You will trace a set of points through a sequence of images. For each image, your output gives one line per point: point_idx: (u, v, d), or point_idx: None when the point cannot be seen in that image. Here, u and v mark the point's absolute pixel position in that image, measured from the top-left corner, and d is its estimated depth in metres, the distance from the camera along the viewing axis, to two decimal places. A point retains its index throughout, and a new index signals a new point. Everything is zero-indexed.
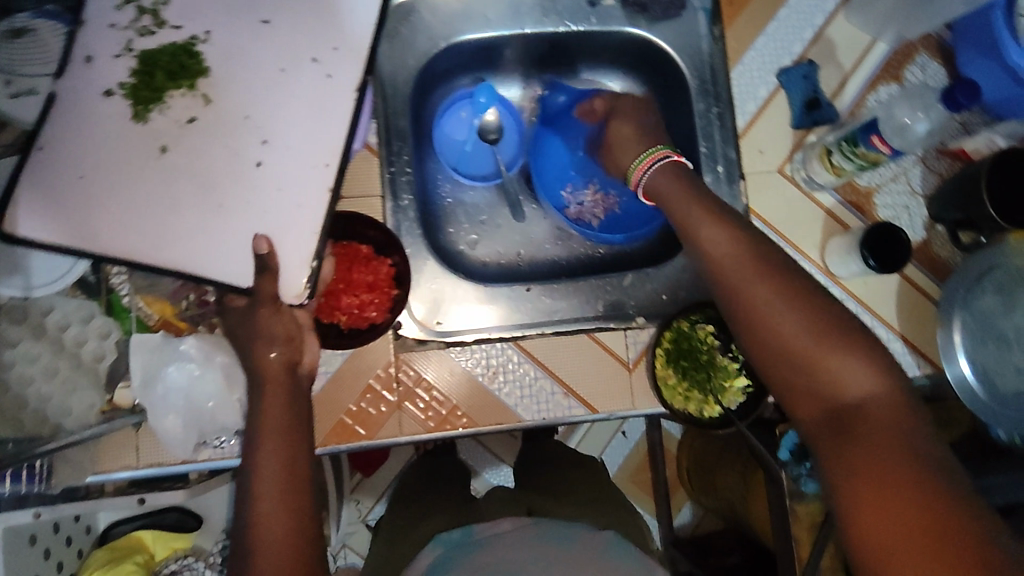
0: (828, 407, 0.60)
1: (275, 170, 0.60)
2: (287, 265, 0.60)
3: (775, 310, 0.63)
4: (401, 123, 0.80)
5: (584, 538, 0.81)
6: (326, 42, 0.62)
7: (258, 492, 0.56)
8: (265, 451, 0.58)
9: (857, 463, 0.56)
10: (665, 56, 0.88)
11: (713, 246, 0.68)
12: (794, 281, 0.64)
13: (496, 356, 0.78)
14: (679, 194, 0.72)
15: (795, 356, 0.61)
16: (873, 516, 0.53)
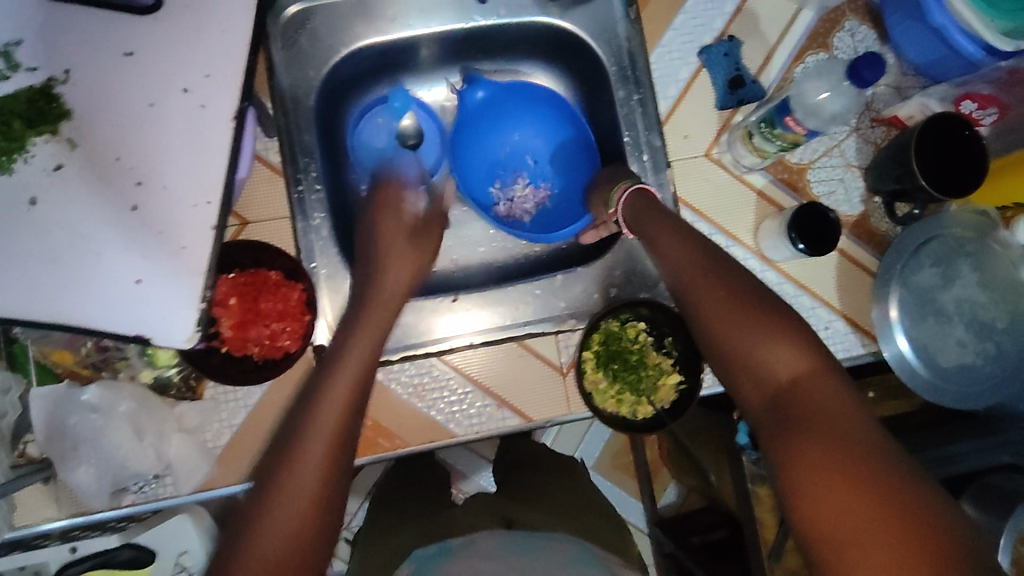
0: (767, 392, 0.57)
1: (152, 213, 0.58)
2: (175, 310, 0.58)
3: (719, 306, 0.61)
4: (307, 138, 0.77)
5: (551, 543, 0.75)
6: (197, 70, 0.59)
7: (303, 430, 0.57)
8: (339, 379, 0.61)
9: (802, 445, 0.51)
10: (583, 44, 0.84)
11: (668, 249, 0.67)
12: (744, 281, 0.62)
13: (426, 374, 0.76)
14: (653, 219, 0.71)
15: (733, 344, 0.59)
16: (817, 493, 0.48)
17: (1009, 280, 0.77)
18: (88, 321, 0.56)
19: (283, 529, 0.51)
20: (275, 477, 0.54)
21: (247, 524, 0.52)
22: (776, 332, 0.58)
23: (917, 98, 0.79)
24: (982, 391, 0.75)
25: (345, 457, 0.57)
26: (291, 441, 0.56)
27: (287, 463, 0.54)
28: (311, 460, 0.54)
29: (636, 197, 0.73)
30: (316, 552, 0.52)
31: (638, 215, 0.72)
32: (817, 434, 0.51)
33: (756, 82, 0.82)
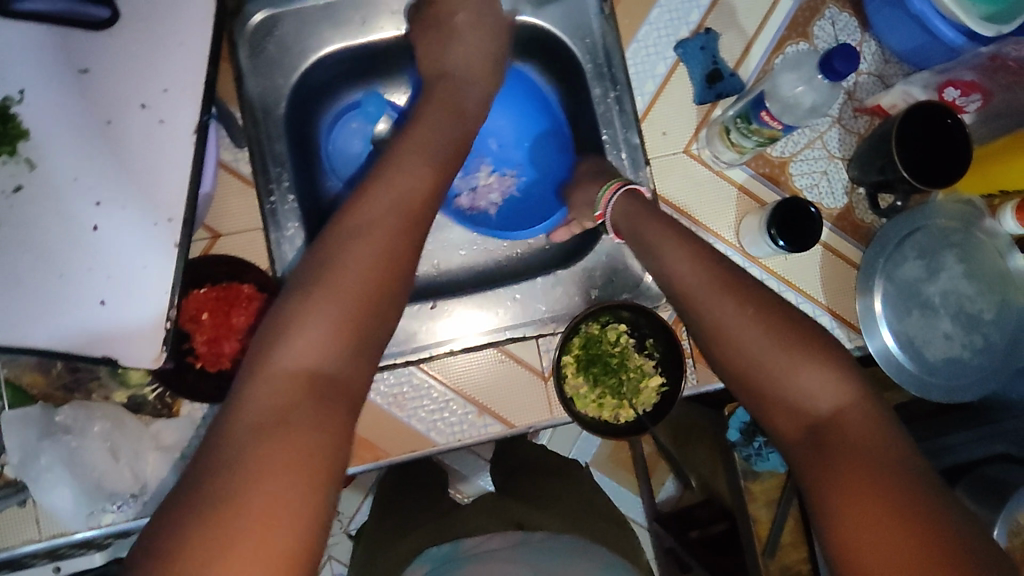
0: (806, 424, 0.54)
1: (112, 233, 0.57)
2: (140, 329, 0.57)
3: (738, 325, 0.58)
4: (278, 147, 0.75)
5: (578, 553, 0.74)
6: (155, 85, 0.58)
7: (349, 241, 0.57)
8: (391, 186, 0.61)
9: (842, 479, 0.49)
10: (559, 41, 0.81)
11: (678, 264, 0.64)
12: (747, 292, 0.60)
13: (405, 383, 0.76)
14: (648, 223, 0.68)
15: (764, 373, 0.56)
16: (861, 532, 0.46)
17: (995, 270, 0.76)
18: (52, 344, 0.56)
19: (319, 341, 0.51)
20: (320, 271, 0.55)
21: (286, 316, 0.52)
22: (810, 359, 0.55)
23: (900, 86, 0.77)
24: (970, 384, 0.74)
25: (391, 296, 0.56)
26: (334, 248, 0.56)
27: (331, 270, 0.55)
28: (355, 281, 0.54)
29: (629, 198, 0.71)
30: (349, 367, 0.52)
31: (636, 219, 0.69)
32: (859, 470, 0.48)
33: (734, 74, 0.81)
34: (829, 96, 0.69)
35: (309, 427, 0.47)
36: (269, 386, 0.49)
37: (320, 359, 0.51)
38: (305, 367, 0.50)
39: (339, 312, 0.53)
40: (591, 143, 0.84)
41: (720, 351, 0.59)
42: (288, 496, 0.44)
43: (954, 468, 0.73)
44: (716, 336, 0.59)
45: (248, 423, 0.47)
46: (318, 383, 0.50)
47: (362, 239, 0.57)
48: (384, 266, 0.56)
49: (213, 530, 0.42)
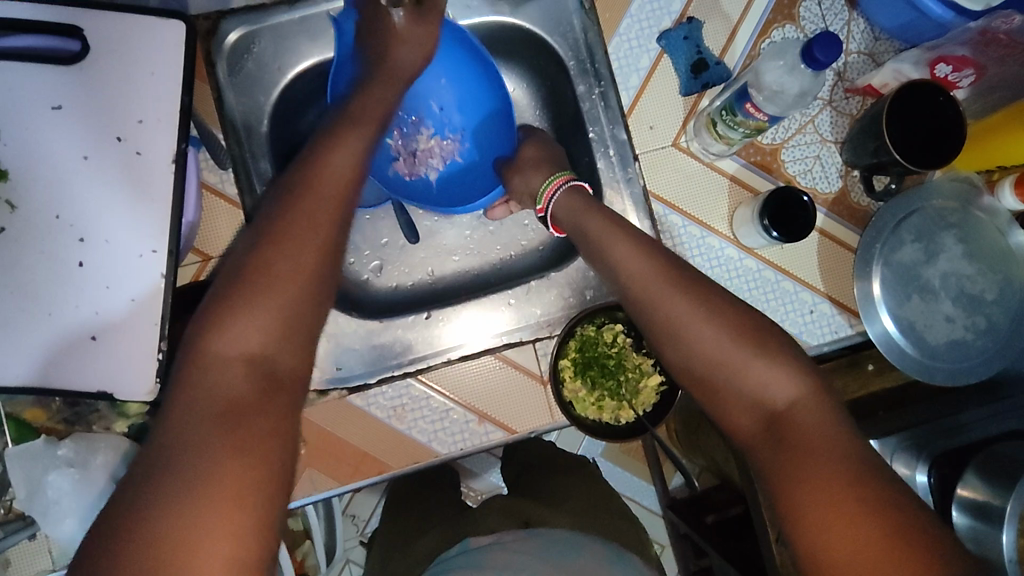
0: (758, 416, 0.57)
1: (99, 267, 0.59)
2: (133, 359, 0.60)
3: (694, 323, 0.60)
4: (264, 166, 0.75)
5: (590, 544, 0.73)
6: (129, 117, 0.61)
7: (286, 222, 0.55)
8: (332, 161, 0.59)
9: (802, 475, 0.51)
10: (539, 39, 0.80)
11: (632, 269, 0.64)
12: (709, 292, 0.61)
13: (403, 395, 0.75)
14: (591, 220, 0.69)
15: (718, 372, 0.58)
16: (817, 514, 0.49)
17: (996, 248, 0.75)
18: (51, 380, 0.59)
19: (259, 330, 0.51)
20: (261, 255, 0.53)
21: (224, 301, 0.51)
22: (757, 355, 0.57)
23: (890, 65, 0.75)
24: (975, 366, 0.73)
25: (328, 277, 0.55)
26: (272, 231, 0.54)
27: (270, 254, 0.53)
28: (295, 267, 0.53)
29: (574, 193, 0.72)
30: (288, 341, 0.52)
31: (583, 217, 0.70)
32: (806, 456, 0.52)
33: (719, 63, 0.79)
34: (813, 83, 0.70)
35: (254, 421, 0.47)
36: (213, 377, 0.48)
37: (262, 337, 0.50)
38: (246, 354, 0.50)
39: (276, 300, 0.52)
40: (578, 141, 0.83)
41: (670, 348, 0.61)
42: (249, 485, 0.44)
43: (966, 445, 0.73)
44: (667, 335, 0.61)
45: (194, 411, 0.47)
46: (263, 375, 0.50)
47: (300, 219, 0.55)
48: (322, 247, 0.55)
49: (188, 513, 0.42)
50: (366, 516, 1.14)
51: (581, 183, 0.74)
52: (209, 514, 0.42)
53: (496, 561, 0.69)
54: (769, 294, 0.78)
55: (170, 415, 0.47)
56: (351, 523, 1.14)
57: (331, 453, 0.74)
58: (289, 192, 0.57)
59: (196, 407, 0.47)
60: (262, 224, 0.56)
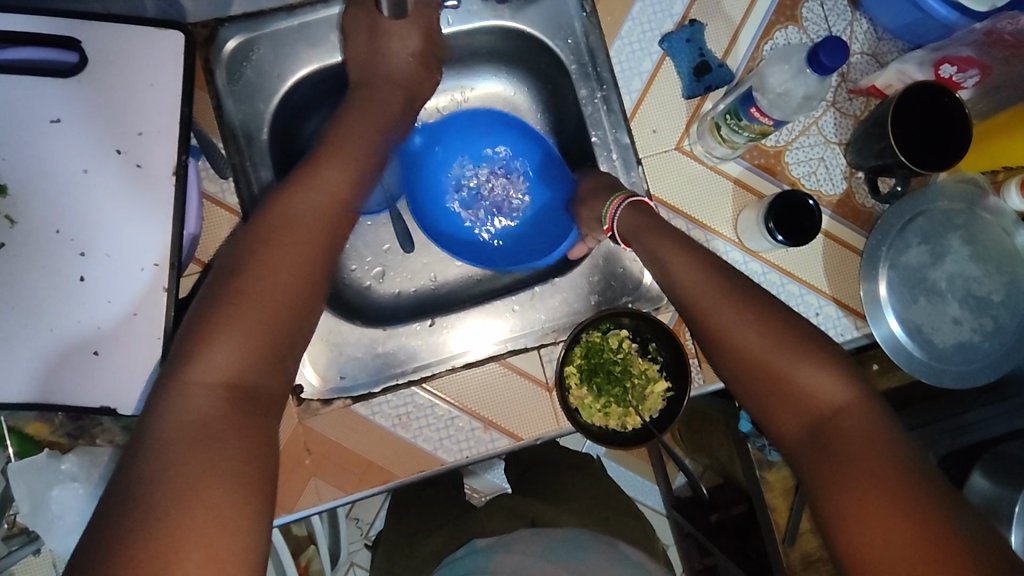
0: (802, 424, 0.58)
1: (100, 282, 0.59)
2: (136, 374, 0.59)
3: (736, 330, 0.62)
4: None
5: (597, 546, 0.72)
6: (130, 128, 0.60)
7: (263, 258, 0.59)
8: (314, 198, 0.64)
9: (840, 477, 0.53)
10: (541, 44, 0.80)
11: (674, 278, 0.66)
12: (732, 309, 0.62)
13: (406, 404, 0.74)
14: (647, 229, 0.69)
15: (762, 376, 0.60)
16: (858, 519, 0.51)
17: (1003, 250, 0.75)
18: (56, 397, 0.58)
19: (238, 357, 0.54)
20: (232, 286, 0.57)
21: (205, 326, 0.54)
22: (807, 362, 0.58)
23: (894, 66, 0.75)
24: (983, 367, 0.73)
25: (308, 303, 0.60)
26: (244, 266, 0.58)
27: (242, 284, 0.57)
28: (259, 296, 0.57)
29: (635, 211, 0.70)
30: (264, 368, 0.56)
31: (645, 234, 0.69)
32: (847, 460, 0.53)
33: (722, 65, 0.78)
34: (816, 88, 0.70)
35: (239, 441, 0.51)
36: (191, 402, 0.51)
37: (241, 364, 0.54)
38: (225, 378, 0.53)
39: (246, 325, 0.55)
40: (581, 144, 0.83)
41: (720, 355, 0.63)
42: (249, 508, 0.48)
43: (972, 445, 0.76)
44: (716, 341, 0.63)
45: (179, 432, 0.49)
46: (238, 398, 0.53)
47: (276, 253, 0.59)
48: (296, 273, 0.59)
49: (196, 535, 0.45)
50: (370, 519, 1.15)
51: (641, 199, 0.72)
52: (220, 533, 0.46)
53: (509, 562, 0.69)
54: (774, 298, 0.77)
55: (153, 435, 0.49)
56: (355, 527, 1.15)
57: (335, 462, 0.73)
58: (267, 231, 0.60)
59: (177, 421, 0.50)
60: (238, 257, 0.59)
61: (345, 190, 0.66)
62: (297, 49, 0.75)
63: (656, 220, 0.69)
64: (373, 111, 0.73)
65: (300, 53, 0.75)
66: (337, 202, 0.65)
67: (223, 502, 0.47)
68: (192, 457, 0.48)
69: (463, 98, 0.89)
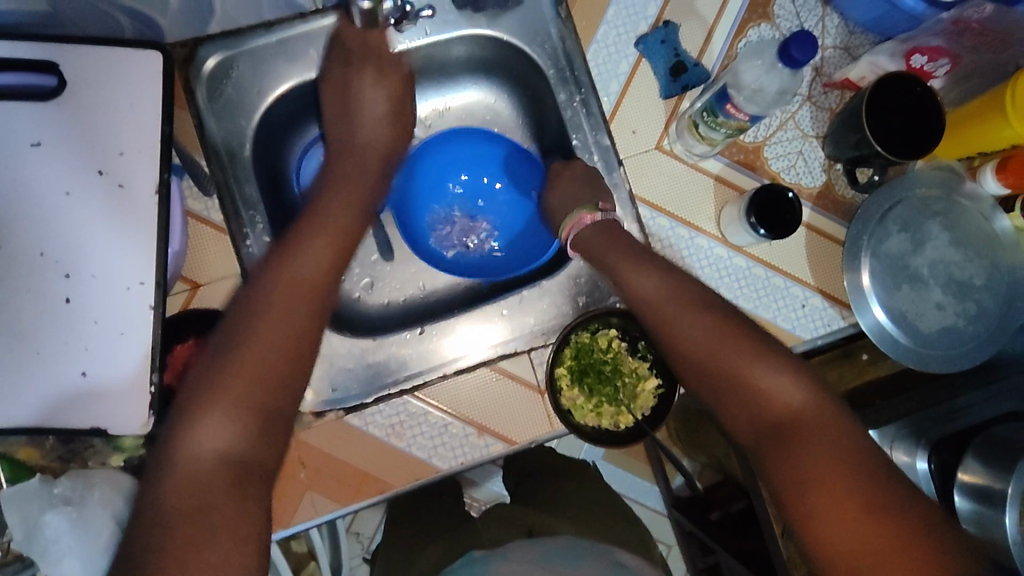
0: (756, 418, 0.63)
1: (86, 302, 0.59)
2: (125, 393, 0.59)
3: (700, 341, 0.66)
4: (268, 241, 0.73)
5: (596, 553, 0.71)
6: (111, 149, 0.60)
7: (250, 331, 0.61)
8: (301, 266, 0.66)
9: (804, 474, 0.58)
10: (518, 50, 0.81)
11: (644, 294, 0.69)
12: (704, 320, 0.66)
13: (399, 413, 0.74)
14: (609, 248, 0.72)
15: (726, 381, 0.64)
16: (825, 510, 0.56)
17: (982, 234, 0.76)
18: (45, 419, 0.58)
19: (232, 426, 0.57)
20: (223, 360, 0.59)
21: (196, 400, 0.57)
22: (765, 363, 0.63)
23: (866, 58, 0.76)
24: (968, 350, 0.74)
25: (302, 366, 0.62)
26: (238, 338, 0.61)
27: (230, 357, 0.60)
28: (247, 369, 0.59)
29: (596, 229, 0.74)
30: (260, 436, 0.58)
31: (600, 248, 0.73)
32: (807, 455, 0.58)
33: (698, 64, 0.80)
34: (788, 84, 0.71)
35: (231, 500, 0.54)
36: (182, 470, 0.54)
37: (236, 434, 0.57)
38: (221, 448, 0.56)
39: (240, 394, 0.58)
40: (563, 148, 0.84)
41: (684, 365, 0.67)
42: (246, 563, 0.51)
43: (964, 429, 0.77)
44: (679, 352, 0.67)
45: (176, 499, 0.53)
46: (231, 462, 0.56)
47: (266, 324, 0.62)
48: (284, 341, 0.62)
49: None
50: (370, 533, 1.15)
51: (596, 215, 0.74)
52: None
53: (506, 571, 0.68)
54: (761, 291, 0.78)
55: (149, 503, 0.53)
56: (355, 540, 1.14)
57: (331, 476, 0.72)
58: (260, 301, 0.63)
59: (160, 490, 0.53)
60: (229, 330, 0.62)
61: (331, 259, 0.68)
62: (277, 65, 0.76)
63: (618, 237, 0.73)
64: (357, 180, 0.77)
65: (279, 70, 0.76)
66: (330, 272, 0.68)
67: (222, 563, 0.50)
68: (183, 516, 0.52)
69: (445, 107, 0.90)
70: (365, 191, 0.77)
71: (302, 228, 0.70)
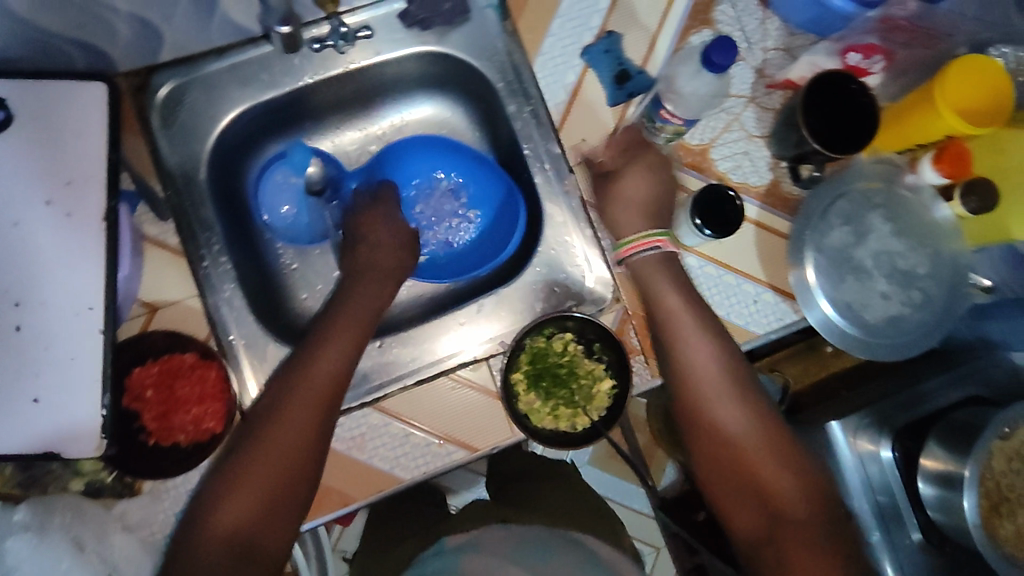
0: (761, 515, 0.72)
1: (37, 328, 0.60)
2: (77, 416, 0.60)
3: (721, 415, 0.75)
4: (225, 262, 0.75)
5: (566, 545, 0.72)
6: (57, 178, 0.62)
7: (265, 429, 0.66)
8: (320, 366, 0.68)
9: (791, 560, 0.69)
10: (468, 65, 0.82)
11: (690, 369, 0.75)
12: (740, 395, 0.75)
13: (360, 425, 0.75)
14: (661, 285, 0.76)
15: (748, 470, 0.74)
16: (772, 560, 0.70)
17: (923, 224, 0.78)
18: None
19: (237, 515, 0.62)
20: (244, 458, 0.65)
21: (215, 494, 0.64)
22: (780, 465, 0.73)
23: (805, 58, 0.78)
24: (915, 338, 0.76)
25: (313, 461, 0.66)
26: (256, 437, 0.66)
27: (249, 454, 0.65)
28: (259, 476, 0.64)
29: (664, 261, 0.77)
30: (268, 527, 0.63)
31: (660, 286, 0.76)
32: (800, 556, 0.68)
33: (643, 71, 0.81)
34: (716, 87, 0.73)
35: None
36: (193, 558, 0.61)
37: (243, 523, 0.62)
38: (225, 536, 0.62)
39: (248, 490, 0.63)
40: (517, 157, 0.85)
41: (702, 444, 0.76)
42: None
43: (925, 416, 0.78)
44: (704, 429, 0.76)
45: None
46: (233, 547, 0.62)
47: (284, 419, 0.66)
48: (299, 440, 0.65)
49: None
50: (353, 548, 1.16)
51: (665, 241, 0.76)
52: None
53: (475, 564, 0.69)
54: (713, 288, 0.80)
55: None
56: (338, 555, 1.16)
57: None
58: (280, 396, 0.67)
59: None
60: (251, 425, 0.67)
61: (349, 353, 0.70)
62: (230, 89, 0.77)
63: (676, 276, 0.77)
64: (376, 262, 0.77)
65: (232, 94, 0.77)
66: (347, 366, 0.69)
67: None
68: None
69: (402, 122, 0.91)
70: (393, 274, 0.77)
71: (327, 323, 0.72)
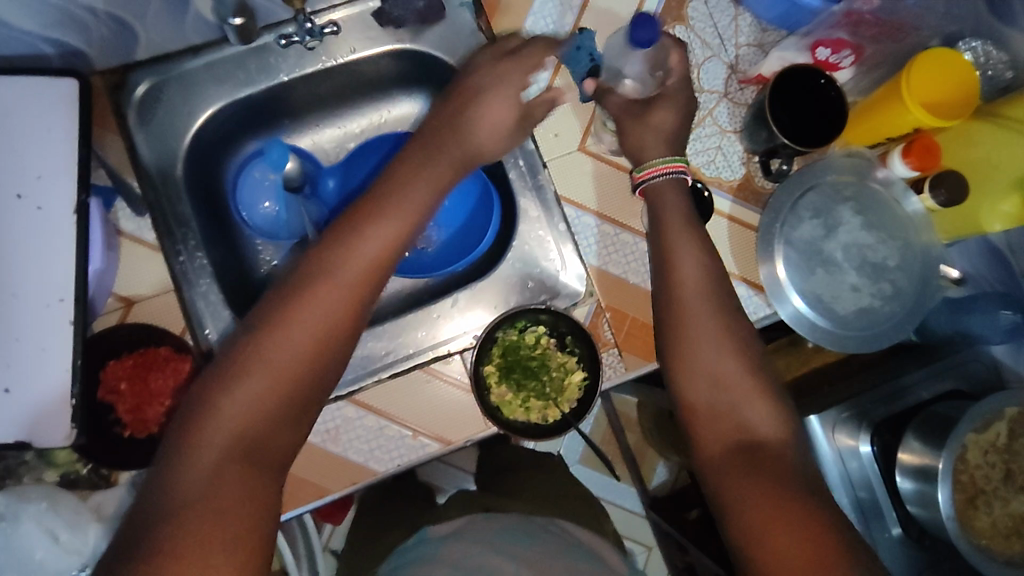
0: (730, 442, 0.65)
1: (9, 321, 0.61)
2: (49, 407, 0.61)
3: (704, 326, 0.69)
4: (201, 257, 0.76)
5: (546, 533, 0.72)
6: (28, 173, 0.63)
7: (287, 314, 0.60)
8: (362, 250, 0.63)
9: (766, 508, 0.59)
10: (442, 63, 0.83)
11: (686, 273, 0.70)
12: (726, 313, 0.69)
13: (333, 418, 0.75)
14: (677, 209, 0.73)
15: (718, 386, 0.67)
16: (761, 523, 0.58)
17: (894, 217, 0.79)
18: None
19: (252, 406, 0.57)
20: (260, 343, 0.59)
21: (224, 380, 0.58)
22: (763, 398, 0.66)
23: (775, 54, 0.78)
24: (885, 331, 0.77)
25: (334, 356, 0.61)
26: (274, 322, 0.60)
27: (267, 340, 0.59)
28: (278, 365, 0.58)
29: (675, 184, 0.75)
30: (283, 421, 0.58)
31: (668, 213, 0.73)
32: (788, 508, 0.58)
33: None
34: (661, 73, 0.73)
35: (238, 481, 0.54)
36: (200, 451, 0.55)
37: (255, 414, 0.57)
38: (239, 427, 0.56)
39: (264, 379, 0.58)
40: None
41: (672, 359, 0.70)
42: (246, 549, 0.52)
43: (905, 410, 0.78)
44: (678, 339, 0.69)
45: (195, 484, 0.53)
46: (245, 441, 0.56)
47: (311, 303, 0.60)
48: (325, 331, 0.60)
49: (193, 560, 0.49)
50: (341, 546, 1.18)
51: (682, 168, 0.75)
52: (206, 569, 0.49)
53: (453, 551, 0.69)
54: None
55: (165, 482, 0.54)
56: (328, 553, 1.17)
57: None
58: (304, 280, 0.61)
59: (169, 474, 0.54)
60: (270, 309, 0.61)
61: (393, 244, 0.65)
62: (207, 87, 0.78)
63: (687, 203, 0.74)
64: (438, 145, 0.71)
65: (209, 92, 0.78)
66: (390, 261, 0.65)
67: (220, 566, 0.50)
68: (201, 502, 0.52)
69: (382, 119, 0.91)
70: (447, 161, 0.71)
71: (364, 207, 0.66)
